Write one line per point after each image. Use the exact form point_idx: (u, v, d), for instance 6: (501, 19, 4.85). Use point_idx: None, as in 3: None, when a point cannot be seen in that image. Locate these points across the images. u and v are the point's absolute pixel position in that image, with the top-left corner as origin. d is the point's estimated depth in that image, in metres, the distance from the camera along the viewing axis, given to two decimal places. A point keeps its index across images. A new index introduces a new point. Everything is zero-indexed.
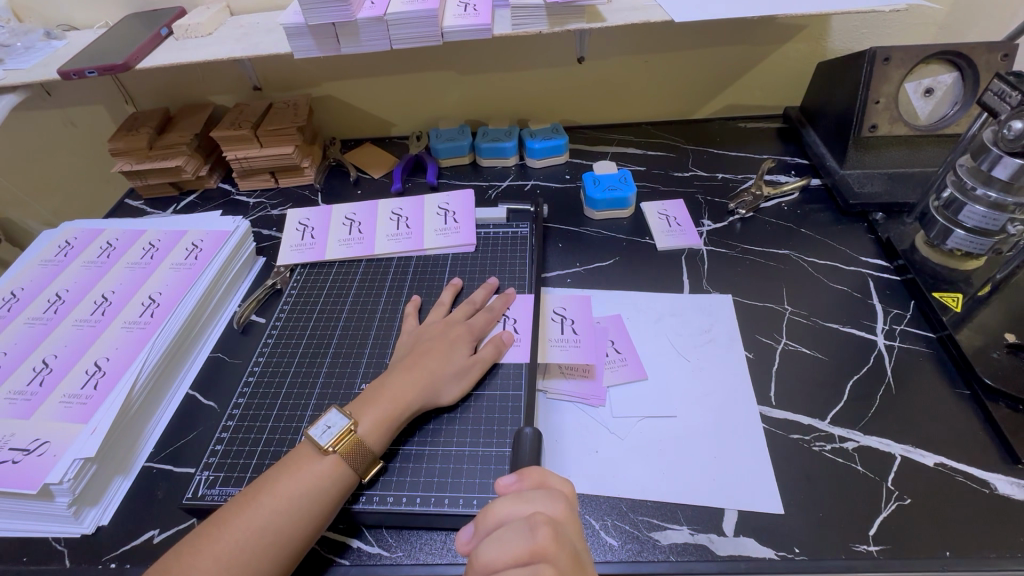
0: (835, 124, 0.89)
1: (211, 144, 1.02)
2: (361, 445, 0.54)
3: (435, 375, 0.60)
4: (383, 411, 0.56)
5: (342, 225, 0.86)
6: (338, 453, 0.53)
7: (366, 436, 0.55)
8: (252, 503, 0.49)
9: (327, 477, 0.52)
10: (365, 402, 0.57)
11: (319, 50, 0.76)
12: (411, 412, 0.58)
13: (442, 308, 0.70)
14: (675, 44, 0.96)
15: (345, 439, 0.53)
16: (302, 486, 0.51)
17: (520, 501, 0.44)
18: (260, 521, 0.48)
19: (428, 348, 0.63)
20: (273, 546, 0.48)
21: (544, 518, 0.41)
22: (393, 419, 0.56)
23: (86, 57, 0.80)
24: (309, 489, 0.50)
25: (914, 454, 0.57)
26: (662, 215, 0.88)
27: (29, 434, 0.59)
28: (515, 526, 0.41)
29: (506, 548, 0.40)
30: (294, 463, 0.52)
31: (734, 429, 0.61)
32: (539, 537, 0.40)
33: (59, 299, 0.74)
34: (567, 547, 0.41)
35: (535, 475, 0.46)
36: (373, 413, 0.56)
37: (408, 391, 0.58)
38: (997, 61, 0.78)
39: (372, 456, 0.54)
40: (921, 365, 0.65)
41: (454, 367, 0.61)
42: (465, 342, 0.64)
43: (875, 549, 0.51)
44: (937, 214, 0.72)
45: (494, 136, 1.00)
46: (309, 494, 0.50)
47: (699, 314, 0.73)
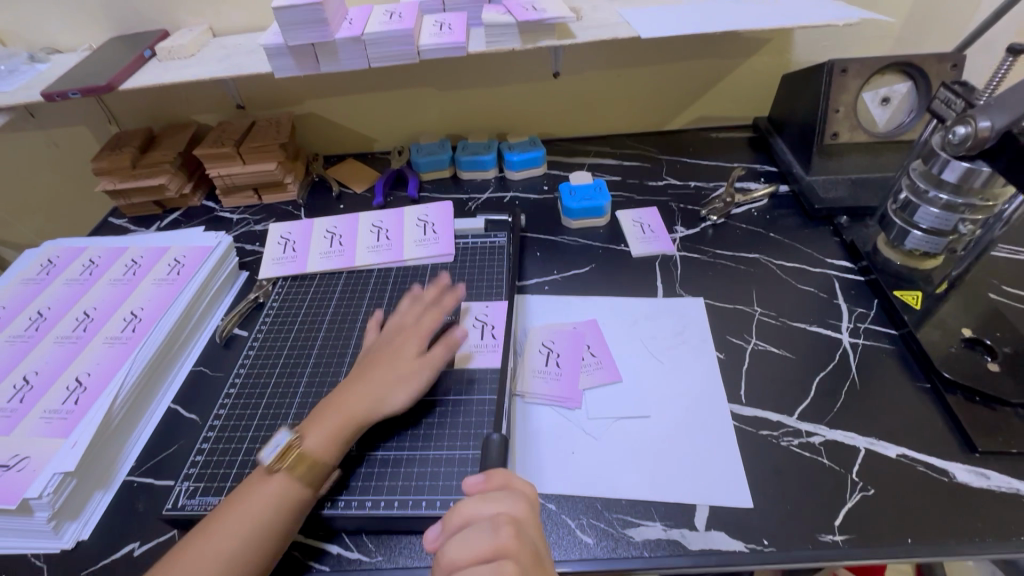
0: (799, 132, 0.93)
1: (194, 162, 1.04)
2: (306, 460, 0.54)
3: (380, 385, 0.60)
4: (331, 428, 0.57)
5: (323, 238, 0.87)
6: (286, 469, 0.54)
7: (310, 451, 0.55)
8: (212, 525, 0.51)
9: (280, 496, 0.52)
10: (311, 421, 0.58)
11: (298, 69, 0.78)
12: (359, 425, 0.58)
13: (417, 304, 0.70)
14: (646, 59, 1.00)
15: (292, 456, 0.54)
16: (260, 503, 0.52)
17: (486, 501, 0.45)
18: (222, 538, 0.49)
19: (375, 360, 0.63)
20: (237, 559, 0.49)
21: (506, 519, 0.43)
22: (339, 434, 0.57)
23: (69, 79, 0.82)
24: (266, 505, 0.52)
25: (878, 446, 0.60)
26: (637, 223, 0.90)
27: (9, 449, 0.59)
28: (480, 526, 0.43)
29: (471, 547, 0.42)
30: (249, 485, 0.54)
31: (706, 426, 0.62)
32: (502, 536, 0.42)
33: (40, 316, 0.74)
34: (528, 546, 0.43)
35: (501, 477, 0.47)
36: (318, 430, 0.57)
37: (351, 407, 0.58)
38: (946, 71, 0.82)
39: (325, 468, 0.55)
40: (884, 360, 0.68)
41: (400, 372, 0.62)
42: (414, 342, 0.65)
43: (840, 538, 0.52)
44: (895, 216, 0.75)
45: (474, 150, 1.03)
46: (267, 510, 0.52)
47: (673, 317, 0.75)
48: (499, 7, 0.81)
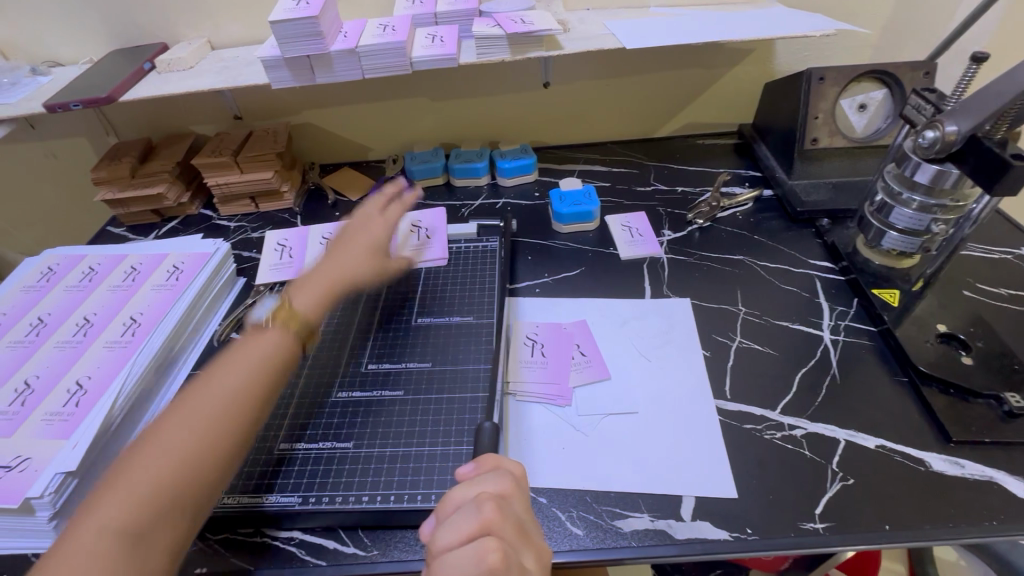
0: (781, 138, 0.96)
1: (192, 172, 1.06)
2: (299, 311, 0.62)
3: (353, 270, 0.68)
4: (318, 288, 0.65)
5: (273, 251, 0.89)
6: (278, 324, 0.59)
7: (300, 307, 0.62)
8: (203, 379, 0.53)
9: (278, 348, 0.58)
10: (300, 287, 0.65)
11: (294, 81, 0.81)
12: (349, 283, 0.67)
13: (382, 201, 0.78)
14: (633, 69, 1.03)
15: (282, 312, 0.61)
16: (252, 360, 0.56)
17: (469, 485, 0.47)
18: (204, 395, 0.51)
19: (340, 246, 0.71)
20: (212, 421, 0.50)
21: (490, 495, 0.45)
22: (327, 292, 0.65)
23: (71, 91, 0.84)
24: (260, 355, 0.56)
25: (857, 438, 0.62)
26: (625, 227, 0.93)
27: (11, 451, 0.60)
28: (464, 507, 0.44)
29: (457, 528, 0.43)
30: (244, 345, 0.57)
31: (692, 421, 0.64)
32: (486, 512, 0.43)
33: (41, 322, 0.76)
34: (512, 519, 0.44)
35: (490, 459, 0.50)
36: (306, 293, 0.64)
37: (336, 271, 0.67)
38: (919, 79, 0.86)
39: (314, 317, 0.62)
40: (863, 356, 0.70)
41: (368, 252, 0.71)
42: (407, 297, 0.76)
43: (821, 526, 0.54)
44: (872, 218, 0.78)
45: (467, 157, 1.05)
46: (259, 359, 0.56)
47: (660, 317, 0.77)
48: (489, 20, 0.84)
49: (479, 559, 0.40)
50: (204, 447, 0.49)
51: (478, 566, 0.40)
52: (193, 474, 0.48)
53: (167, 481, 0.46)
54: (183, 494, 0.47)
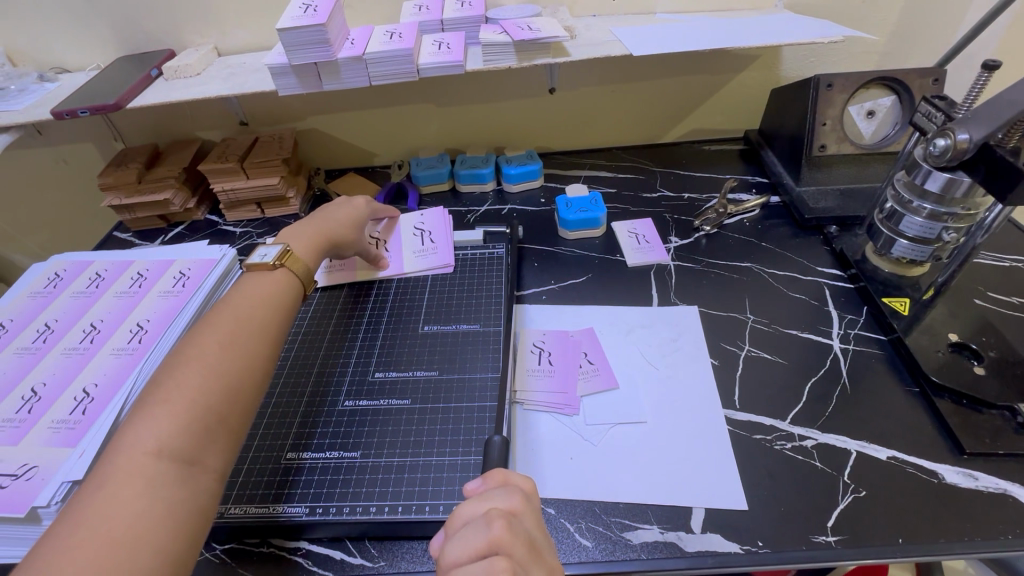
0: (789, 145, 0.95)
1: (198, 177, 1.06)
2: (297, 259, 0.68)
3: (334, 232, 0.76)
4: (305, 241, 0.72)
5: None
6: (285, 267, 0.66)
7: (299, 254, 0.70)
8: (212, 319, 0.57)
9: (282, 279, 0.65)
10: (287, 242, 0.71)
11: (301, 88, 0.81)
12: (330, 241, 0.76)
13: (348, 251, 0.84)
14: (639, 75, 1.03)
15: (287, 257, 0.67)
16: (262, 290, 0.63)
17: (479, 500, 0.46)
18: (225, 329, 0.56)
19: (322, 216, 0.78)
20: (240, 339, 0.56)
21: (500, 512, 0.44)
22: (314, 246, 0.73)
23: (78, 98, 0.84)
24: (269, 287, 0.63)
25: (869, 449, 0.61)
26: (632, 233, 0.92)
27: (17, 459, 0.60)
28: (474, 522, 0.44)
29: (467, 544, 0.42)
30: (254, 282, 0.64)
31: (702, 431, 0.64)
32: (495, 529, 0.43)
33: (48, 328, 0.76)
34: (522, 536, 0.43)
35: (498, 475, 0.50)
36: (298, 245, 0.71)
37: (317, 231, 0.74)
38: (929, 86, 0.85)
39: (310, 270, 0.70)
40: (874, 365, 0.70)
41: (351, 208, 0.81)
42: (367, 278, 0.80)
43: (833, 539, 0.54)
44: (881, 226, 0.78)
45: (472, 163, 1.05)
46: (270, 291, 0.63)
47: (667, 325, 0.77)
48: (495, 27, 0.84)
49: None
50: (239, 361, 0.54)
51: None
52: (233, 390, 0.52)
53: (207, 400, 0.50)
54: (215, 408, 0.50)
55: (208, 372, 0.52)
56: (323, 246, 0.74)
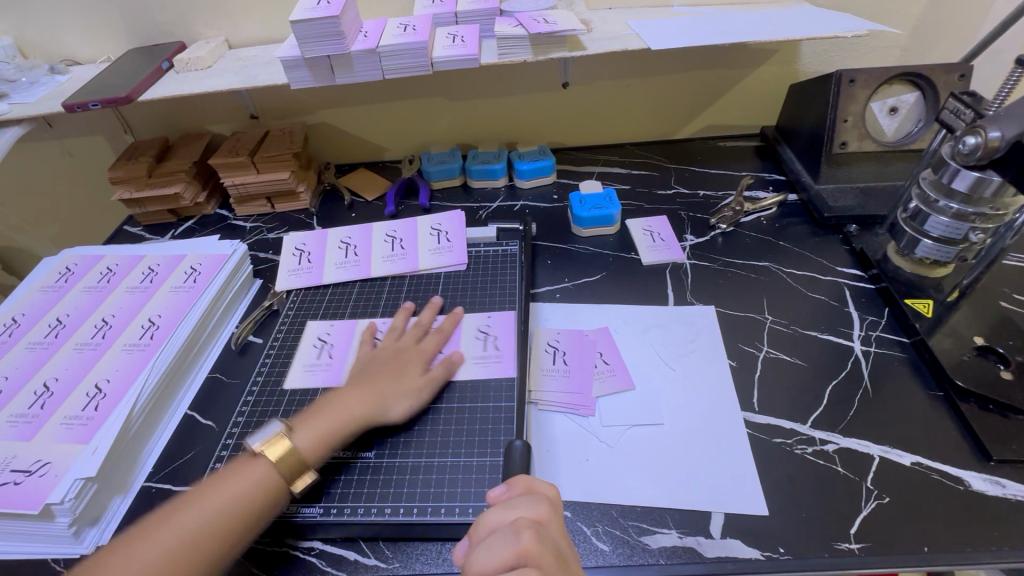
0: (808, 141, 0.93)
1: (208, 171, 1.05)
2: (292, 453, 0.56)
3: (386, 393, 0.62)
4: (323, 427, 0.59)
5: (311, 347, 0.74)
6: (269, 457, 0.55)
7: (295, 446, 0.57)
8: (174, 507, 0.52)
9: (257, 482, 0.54)
10: (305, 418, 0.60)
11: (314, 81, 0.80)
12: (355, 428, 0.60)
13: (395, 330, 0.71)
14: (654, 69, 1.01)
15: (278, 444, 0.56)
16: (229, 494, 0.53)
17: (507, 509, 0.47)
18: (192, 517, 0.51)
19: (382, 368, 0.64)
20: (185, 546, 0.49)
21: (527, 522, 0.45)
22: (330, 435, 0.58)
23: (89, 91, 0.84)
24: (237, 490, 0.53)
25: (892, 454, 0.60)
26: (647, 231, 0.91)
27: (31, 455, 0.60)
28: (503, 532, 0.44)
29: (495, 554, 0.43)
30: (235, 467, 0.55)
31: (720, 434, 0.63)
32: (524, 540, 0.43)
33: (59, 323, 0.76)
34: (550, 546, 0.44)
35: (523, 483, 0.50)
36: (314, 427, 0.58)
37: (354, 407, 0.60)
38: (954, 81, 0.83)
39: (302, 465, 0.56)
40: (896, 368, 0.68)
41: (405, 386, 0.63)
42: (417, 364, 0.66)
43: (856, 547, 0.53)
44: (904, 225, 0.76)
45: (484, 159, 1.04)
46: (238, 497, 0.53)
47: (684, 325, 0.76)
48: (511, 20, 0.83)
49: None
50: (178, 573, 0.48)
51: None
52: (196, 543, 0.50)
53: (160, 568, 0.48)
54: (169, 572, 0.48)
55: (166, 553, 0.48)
56: (349, 438, 0.59)
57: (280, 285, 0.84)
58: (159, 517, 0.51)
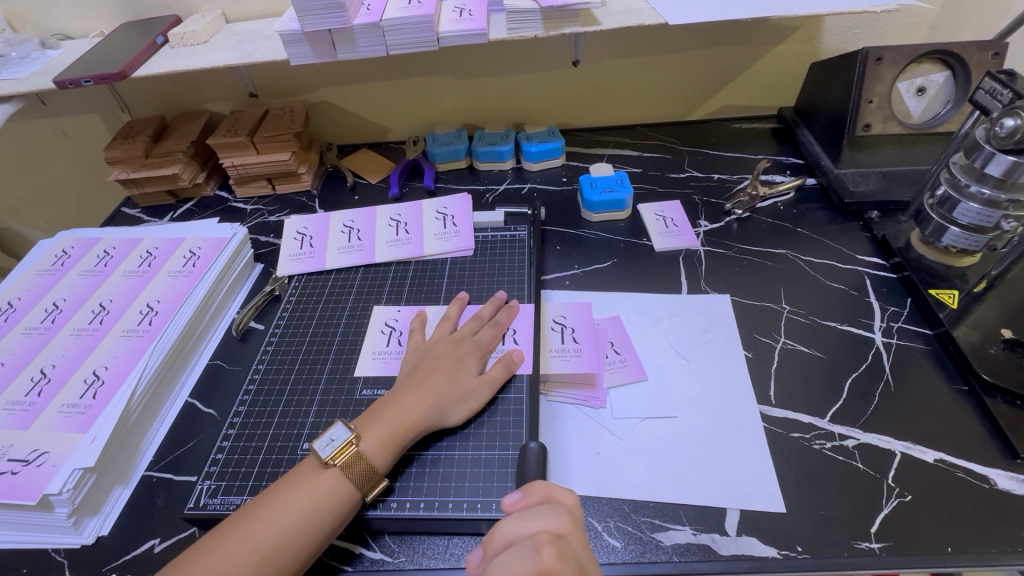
0: (829, 123, 0.89)
1: (207, 151, 1.02)
2: (363, 461, 0.53)
3: (442, 395, 0.59)
4: (388, 430, 0.56)
5: (379, 333, 0.71)
6: (339, 467, 0.53)
7: (366, 451, 0.54)
8: (251, 516, 0.50)
9: (327, 493, 0.51)
10: (372, 417, 0.57)
11: (315, 57, 0.76)
12: (416, 433, 0.57)
13: (449, 322, 0.69)
14: (669, 47, 0.97)
15: (347, 453, 0.53)
16: (301, 504, 0.50)
17: (525, 519, 0.45)
18: (252, 539, 0.48)
19: (436, 366, 0.61)
20: (264, 562, 0.47)
21: (548, 536, 0.43)
22: (397, 438, 0.56)
23: (81, 67, 0.80)
24: (309, 502, 0.51)
25: (914, 450, 0.58)
26: (660, 216, 0.88)
27: (28, 444, 0.58)
28: (521, 546, 0.43)
29: (513, 570, 0.41)
30: (295, 479, 0.52)
31: (736, 428, 0.61)
32: (544, 556, 0.42)
33: (56, 308, 0.74)
34: (572, 562, 0.42)
35: (542, 489, 0.48)
36: (378, 430, 0.55)
37: (414, 411, 0.57)
38: (988, 60, 0.79)
39: (376, 474, 0.54)
40: (919, 361, 0.66)
41: (462, 388, 0.60)
42: (474, 359, 0.63)
43: (877, 546, 0.51)
44: (932, 211, 0.73)
45: (491, 140, 1.00)
46: (308, 511, 0.50)
47: (698, 315, 0.73)
48: None
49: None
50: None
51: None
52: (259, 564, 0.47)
53: None
54: None
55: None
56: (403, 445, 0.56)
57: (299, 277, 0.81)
58: (234, 529, 0.49)
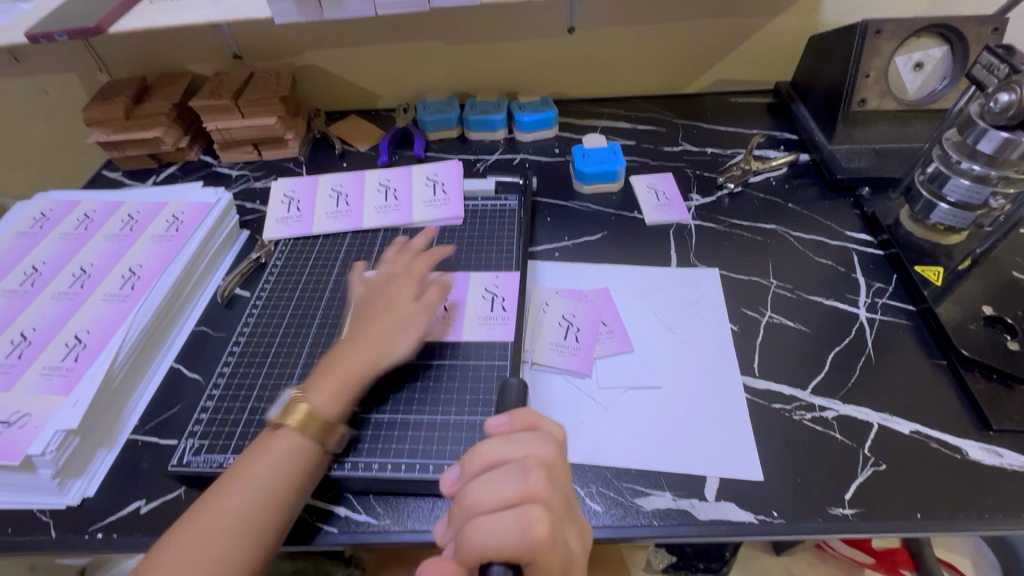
0: (824, 97, 0.88)
1: (190, 114, 0.99)
2: (318, 417, 0.54)
3: (382, 333, 0.59)
4: (326, 379, 0.56)
5: None
6: (294, 426, 0.53)
7: (321, 407, 0.54)
8: (232, 481, 0.50)
9: (292, 453, 0.52)
10: (315, 377, 0.57)
11: (300, 15, 0.74)
12: (366, 375, 0.57)
13: (394, 265, 0.69)
14: (666, 15, 0.94)
15: (296, 411, 0.54)
16: (279, 464, 0.51)
17: (509, 444, 0.44)
18: (237, 501, 0.49)
19: (373, 308, 0.62)
20: (250, 522, 0.48)
21: (537, 463, 0.43)
22: (345, 387, 0.56)
23: (55, 20, 0.77)
24: (287, 462, 0.51)
25: (891, 422, 0.59)
26: (651, 189, 0.87)
27: (10, 406, 0.58)
28: (508, 469, 0.42)
29: (497, 490, 0.41)
30: (270, 439, 0.53)
31: (718, 399, 0.62)
32: (532, 480, 0.41)
33: (35, 271, 0.72)
34: (559, 491, 0.42)
35: (527, 417, 0.47)
36: (322, 385, 0.56)
37: (352, 355, 0.58)
38: (986, 35, 0.78)
39: (330, 422, 0.54)
40: (901, 336, 0.67)
41: (399, 321, 0.61)
42: (411, 293, 0.63)
43: (850, 512, 0.53)
44: (921, 188, 0.73)
45: (483, 108, 0.98)
46: (288, 469, 0.51)
47: (686, 288, 0.73)
48: None
49: (522, 528, 0.39)
50: (243, 550, 0.47)
51: (520, 534, 0.39)
52: (245, 524, 0.48)
53: (219, 551, 0.46)
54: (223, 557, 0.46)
55: (204, 539, 0.47)
56: (356, 391, 0.57)
57: (284, 240, 0.80)
58: (217, 495, 0.49)
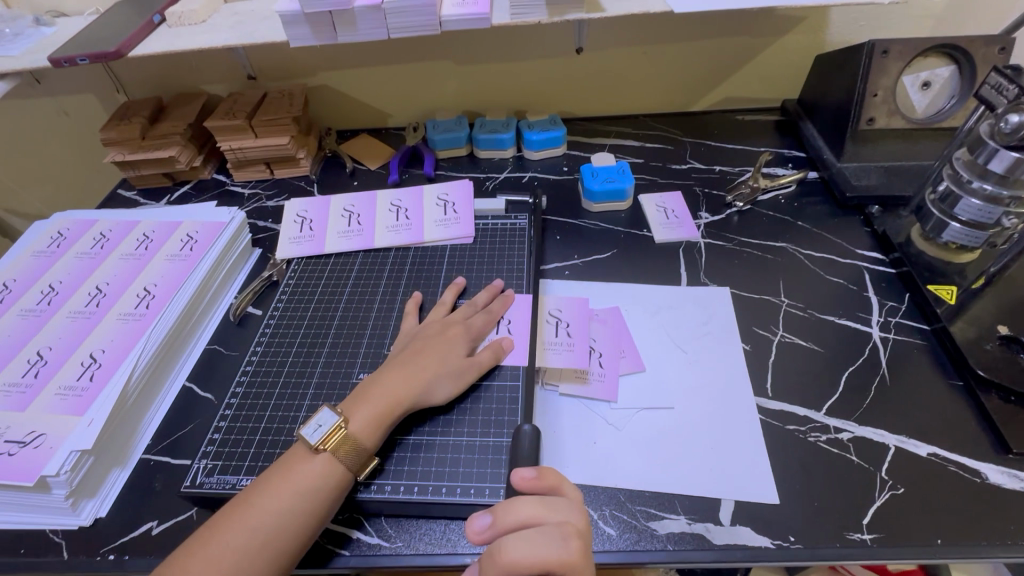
0: (832, 116, 0.88)
1: (205, 134, 1.01)
2: (352, 442, 0.54)
3: (428, 373, 0.59)
4: (376, 409, 0.56)
5: (380, 318, 0.71)
6: (330, 451, 0.53)
7: (358, 434, 0.54)
8: (246, 505, 0.50)
9: (322, 477, 0.52)
10: (358, 401, 0.57)
11: (314, 39, 0.75)
12: (403, 410, 0.57)
13: (443, 308, 0.69)
14: (673, 35, 0.96)
15: (337, 435, 0.53)
16: (297, 490, 0.51)
17: (547, 509, 0.46)
18: (252, 525, 0.48)
19: (424, 347, 0.62)
20: (265, 546, 0.48)
21: (573, 530, 0.45)
22: (386, 418, 0.56)
23: (77, 45, 0.79)
24: (305, 487, 0.51)
25: (908, 444, 0.58)
26: (661, 207, 0.87)
27: (26, 425, 0.58)
28: (549, 532, 0.44)
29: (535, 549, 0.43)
30: (288, 464, 0.52)
31: (731, 420, 0.61)
32: (570, 550, 0.44)
33: (52, 290, 0.73)
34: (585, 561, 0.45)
35: (554, 478, 0.48)
36: (364, 410, 0.56)
37: (397, 388, 0.57)
38: (993, 55, 0.79)
39: (365, 451, 0.54)
40: (915, 356, 0.66)
41: (452, 365, 0.60)
42: (463, 341, 0.63)
43: (868, 537, 0.52)
44: (932, 207, 0.73)
45: (492, 127, 1.00)
46: (306, 495, 0.51)
47: (697, 307, 0.73)
48: None
49: None
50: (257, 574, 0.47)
51: None
52: (259, 549, 0.48)
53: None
54: None
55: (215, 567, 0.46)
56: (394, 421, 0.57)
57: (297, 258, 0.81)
58: (230, 518, 0.49)
